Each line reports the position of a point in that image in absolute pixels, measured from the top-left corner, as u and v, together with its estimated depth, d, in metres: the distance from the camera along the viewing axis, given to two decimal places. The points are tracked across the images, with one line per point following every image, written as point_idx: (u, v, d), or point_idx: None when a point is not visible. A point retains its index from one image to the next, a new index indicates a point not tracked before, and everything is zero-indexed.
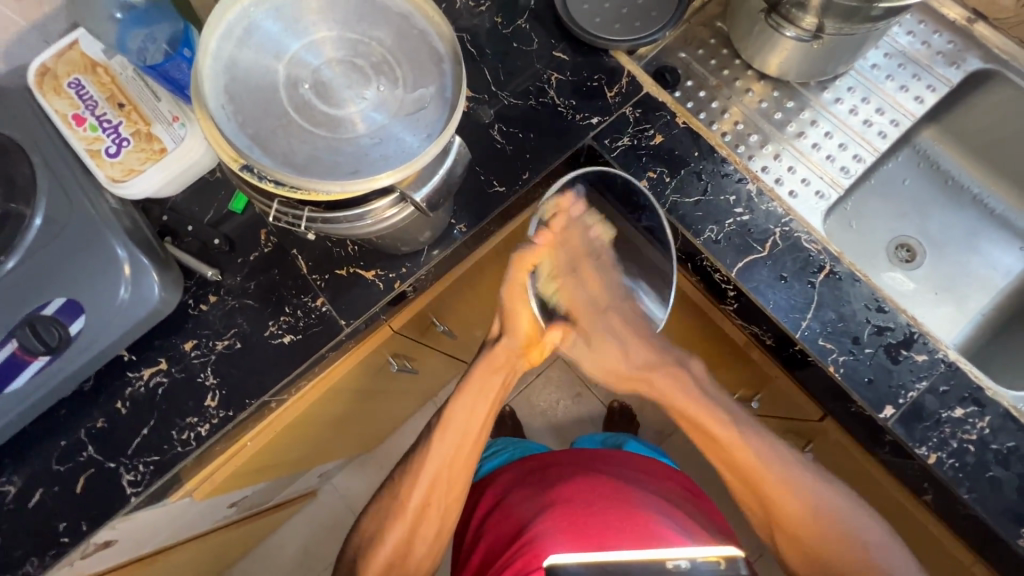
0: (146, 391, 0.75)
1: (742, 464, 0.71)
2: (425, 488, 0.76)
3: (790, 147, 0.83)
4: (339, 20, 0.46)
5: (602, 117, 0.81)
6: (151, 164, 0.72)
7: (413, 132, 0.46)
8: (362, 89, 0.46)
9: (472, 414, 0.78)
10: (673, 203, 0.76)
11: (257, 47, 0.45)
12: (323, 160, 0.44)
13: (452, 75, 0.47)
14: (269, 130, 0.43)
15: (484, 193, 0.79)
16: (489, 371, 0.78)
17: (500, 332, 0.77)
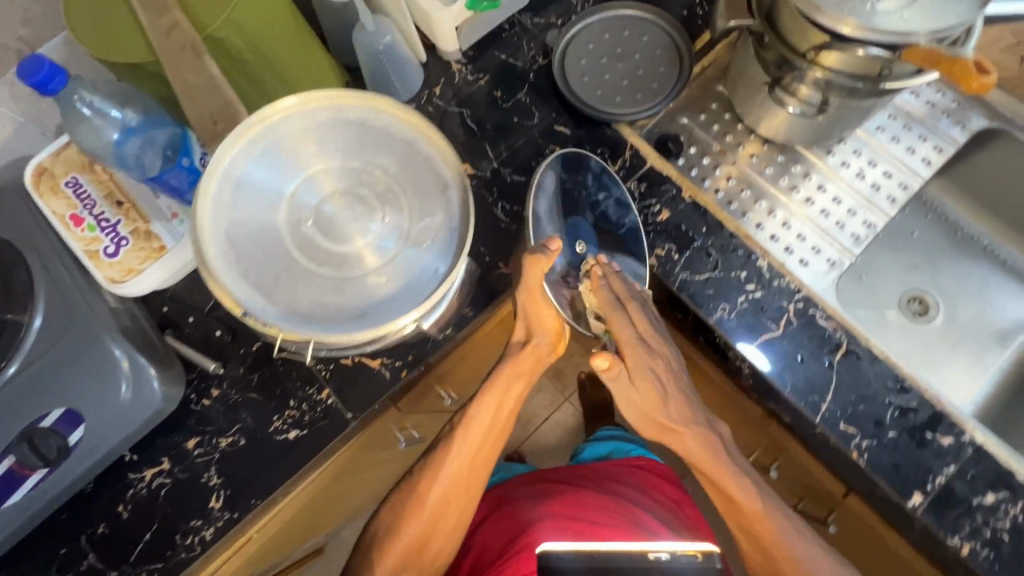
0: (147, 494, 0.73)
1: (733, 490, 0.69)
2: (447, 484, 0.74)
3: (799, 214, 0.81)
4: (341, 148, 0.50)
5: (607, 192, 0.80)
6: (152, 263, 0.71)
7: (419, 264, 0.49)
8: (367, 220, 0.48)
9: (496, 411, 0.76)
10: (682, 280, 0.75)
11: (254, 190, 0.49)
12: (328, 301, 0.48)
13: (455, 203, 0.51)
14: (271, 277, 0.48)
15: (490, 274, 0.78)
16: (514, 376, 0.74)
17: (528, 335, 0.74)
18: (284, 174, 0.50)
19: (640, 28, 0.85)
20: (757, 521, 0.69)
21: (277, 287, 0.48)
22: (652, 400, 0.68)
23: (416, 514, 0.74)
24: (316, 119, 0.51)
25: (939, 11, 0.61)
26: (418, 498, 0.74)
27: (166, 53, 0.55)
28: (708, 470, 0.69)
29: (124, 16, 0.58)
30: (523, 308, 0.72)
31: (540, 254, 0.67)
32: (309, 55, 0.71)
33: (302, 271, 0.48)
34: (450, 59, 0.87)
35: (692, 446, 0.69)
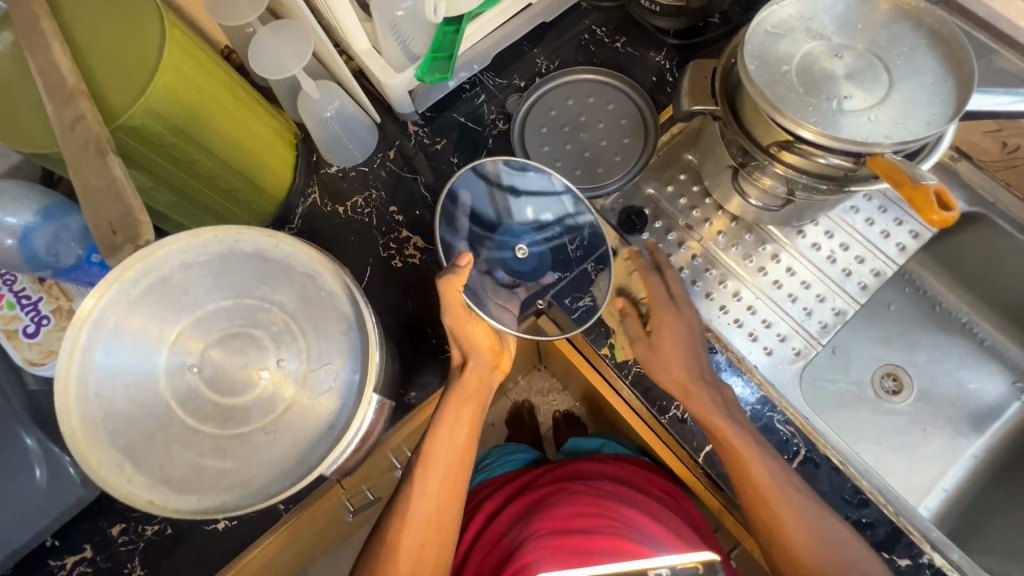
0: None
1: (752, 492, 0.64)
2: (422, 524, 0.66)
3: (765, 299, 0.77)
4: (234, 288, 0.46)
5: (562, 273, 0.75)
6: None
7: (317, 421, 0.45)
8: (258, 365, 0.45)
9: (455, 437, 0.69)
10: (635, 374, 0.73)
11: (136, 334, 0.44)
12: (210, 468, 0.43)
13: (360, 344, 0.45)
14: (145, 440, 0.43)
15: (436, 361, 0.75)
16: (463, 399, 0.70)
17: (465, 358, 0.71)
18: (163, 319, 0.45)
19: (605, 96, 0.82)
20: (772, 494, 0.64)
21: (147, 451, 0.43)
22: (681, 362, 0.68)
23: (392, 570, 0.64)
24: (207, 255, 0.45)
25: (908, 115, 0.57)
26: (390, 555, 0.65)
27: (69, 150, 0.50)
28: (727, 442, 0.66)
29: (39, 102, 0.55)
30: (453, 332, 0.69)
31: (453, 275, 0.65)
32: (253, 138, 0.69)
33: (180, 430, 0.44)
34: (406, 121, 0.83)
35: (715, 417, 0.66)
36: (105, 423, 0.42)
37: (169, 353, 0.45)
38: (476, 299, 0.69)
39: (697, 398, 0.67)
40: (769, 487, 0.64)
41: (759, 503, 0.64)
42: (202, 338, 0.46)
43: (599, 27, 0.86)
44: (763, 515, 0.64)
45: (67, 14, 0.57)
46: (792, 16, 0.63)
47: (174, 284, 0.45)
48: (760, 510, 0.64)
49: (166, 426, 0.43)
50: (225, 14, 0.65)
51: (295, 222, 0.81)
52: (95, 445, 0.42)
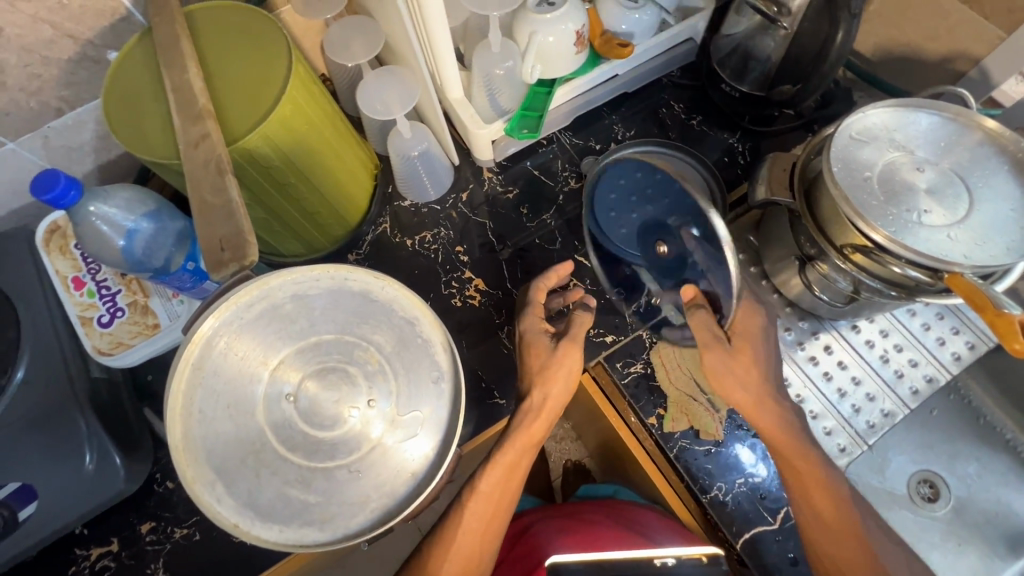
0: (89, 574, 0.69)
1: (830, 554, 0.62)
2: (460, 561, 0.64)
3: (814, 389, 0.77)
4: (338, 322, 0.47)
5: (616, 336, 0.77)
6: (142, 339, 0.69)
7: (394, 468, 0.45)
8: (350, 405, 0.46)
9: (509, 480, 0.66)
10: (681, 448, 0.71)
11: (243, 354, 0.45)
12: (291, 501, 0.44)
13: (448, 397, 0.47)
14: (236, 465, 0.44)
15: (484, 404, 0.76)
16: (525, 443, 0.66)
17: (542, 401, 0.66)
18: (269, 346, 0.46)
19: (677, 169, 0.84)
20: (855, 552, 0.61)
21: (239, 473, 0.44)
22: (744, 388, 0.63)
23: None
24: (315, 289, 0.47)
25: (987, 238, 0.59)
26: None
27: (193, 167, 0.54)
28: (804, 491, 0.63)
29: (166, 115, 0.58)
30: (546, 370, 0.66)
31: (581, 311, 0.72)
32: (338, 164, 0.72)
33: (271, 457, 0.44)
34: (483, 166, 0.86)
35: (804, 466, 0.62)
36: (204, 439, 0.44)
37: (270, 380, 0.46)
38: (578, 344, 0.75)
39: (778, 439, 0.63)
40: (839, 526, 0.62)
41: (840, 565, 0.61)
42: (301, 368, 0.46)
43: (677, 102, 0.90)
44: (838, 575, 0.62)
45: (203, 39, 0.62)
46: (878, 124, 0.65)
47: (285, 311, 0.47)
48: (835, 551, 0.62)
49: (259, 451, 0.44)
50: (339, 52, 0.69)
51: (362, 247, 0.83)
52: (194, 461, 0.43)
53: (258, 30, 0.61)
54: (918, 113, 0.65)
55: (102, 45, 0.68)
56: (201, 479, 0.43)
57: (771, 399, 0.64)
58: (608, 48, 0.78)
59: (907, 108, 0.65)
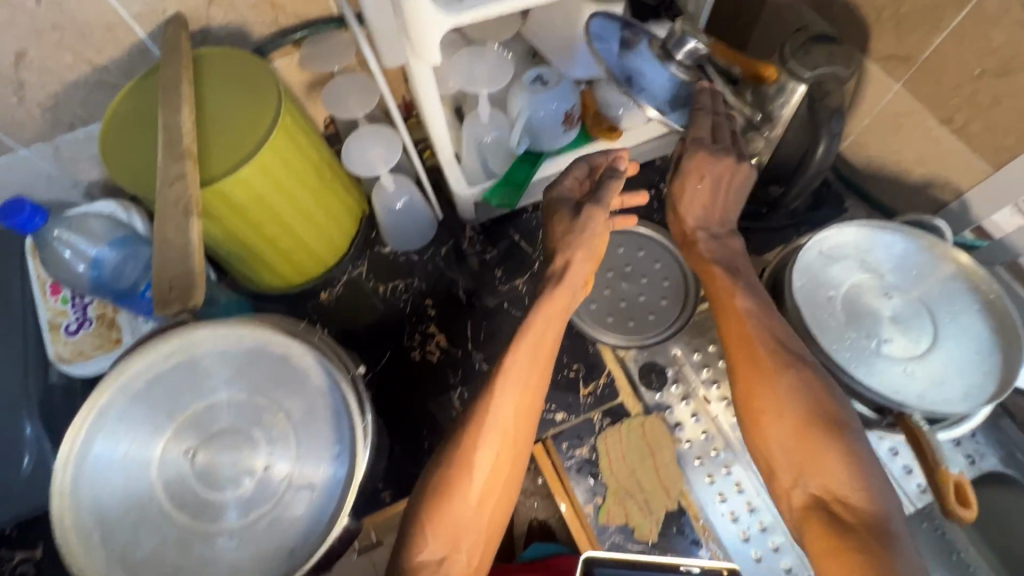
0: None
1: (761, 401, 0.57)
2: (490, 463, 0.58)
3: (765, 499, 0.71)
4: (248, 387, 0.51)
5: (567, 415, 0.75)
6: (102, 352, 0.71)
7: (273, 542, 0.47)
8: (247, 463, 0.49)
9: (536, 360, 0.62)
10: (613, 543, 0.69)
11: (155, 406, 0.50)
12: (166, 555, 0.47)
13: (338, 475, 0.47)
14: (118, 517, 0.47)
15: (422, 463, 0.75)
16: (535, 342, 0.62)
17: (563, 268, 0.65)
18: (179, 403, 0.50)
19: (655, 253, 0.83)
20: (784, 389, 0.56)
21: (119, 526, 0.47)
22: (702, 203, 0.72)
23: (458, 490, 0.57)
24: (239, 349, 0.51)
25: (947, 379, 0.56)
26: (462, 470, 0.58)
27: (162, 205, 0.56)
28: (728, 322, 0.61)
29: (151, 149, 0.62)
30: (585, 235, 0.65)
31: (612, 180, 0.67)
32: (322, 205, 0.75)
33: (155, 512, 0.48)
34: (465, 223, 0.87)
35: (721, 283, 0.63)
36: (102, 489, 0.48)
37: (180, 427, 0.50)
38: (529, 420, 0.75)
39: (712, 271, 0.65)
40: (800, 390, 0.56)
41: (774, 407, 0.56)
42: (202, 431, 0.50)
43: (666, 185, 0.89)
44: (767, 431, 0.56)
45: (205, 84, 0.66)
46: (849, 243, 0.65)
47: (200, 368, 0.51)
48: (751, 400, 0.58)
49: (144, 505, 0.48)
50: (336, 107, 0.73)
51: (336, 287, 0.85)
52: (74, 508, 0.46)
53: (256, 83, 0.65)
54: (892, 236, 0.64)
55: (116, 72, 0.72)
56: (81, 525, 0.46)
57: (707, 239, 0.72)
58: (597, 129, 0.79)
59: (883, 231, 0.64)
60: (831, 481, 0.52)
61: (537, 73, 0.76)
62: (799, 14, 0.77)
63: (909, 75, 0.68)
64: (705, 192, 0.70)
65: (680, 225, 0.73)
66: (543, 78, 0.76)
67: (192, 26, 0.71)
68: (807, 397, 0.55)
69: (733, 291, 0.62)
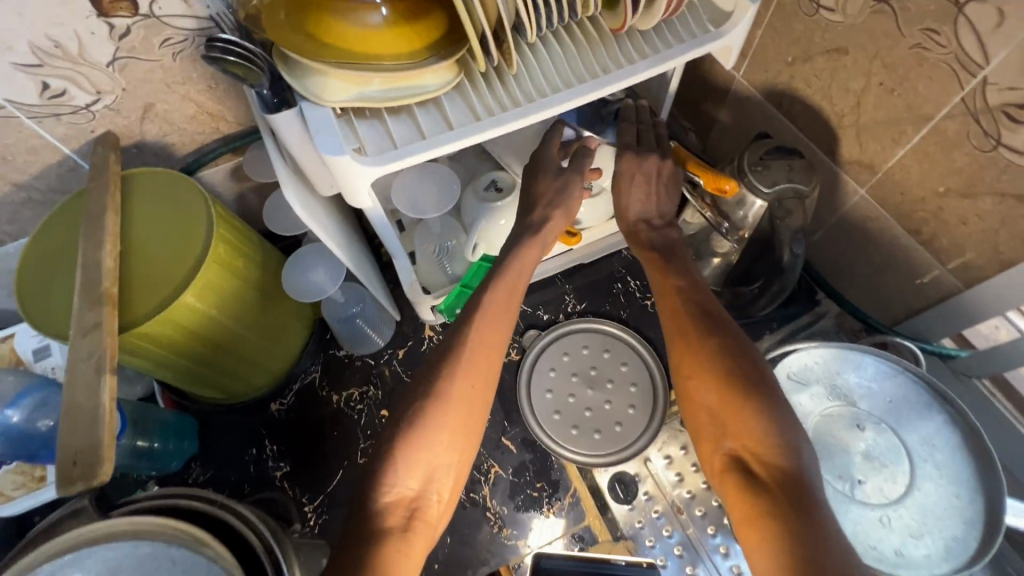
0: None
1: (704, 369, 0.53)
2: (463, 390, 0.54)
3: None
4: None
5: (531, 541, 0.71)
6: (24, 492, 0.65)
7: None
8: None
9: (507, 318, 0.59)
10: None
11: None
12: None
13: None
14: None
15: None
16: (508, 291, 0.60)
17: (546, 220, 0.62)
18: None
19: (621, 353, 0.80)
20: (720, 352, 0.54)
21: None
22: (647, 198, 0.65)
23: (437, 408, 0.53)
24: (131, 560, 0.43)
25: (924, 526, 0.53)
26: (425, 431, 0.52)
27: (74, 359, 0.52)
28: (667, 297, 0.59)
29: (71, 287, 0.58)
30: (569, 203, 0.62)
31: (585, 159, 0.64)
32: (266, 316, 0.71)
33: None
34: (424, 324, 0.83)
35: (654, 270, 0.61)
36: None
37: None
38: (490, 548, 0.71)
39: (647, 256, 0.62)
40: (728, 355, 0.53)
41: (725, 368, 0.53)
42: None
43: (633, 278, 0.86)
44: (696, 396, 0.54)
45: (133, 211, 0.62)
46: (817, 364, 0.61)
47: None
48: (686, 367, 0.55)
49: None
50: (279, 222, 0.68)
51: (287, 397, 0.80)
52: None
53: (187, 207, 0.61)
54: (863, 357, 0.61)
55: (45, 189, 0.69)
56: None
57: (648, 231, 0.64)
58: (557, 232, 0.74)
59: (852, 351, 0.61)
60: (748, 438, 0.49)
61: (491, 179, 0.72)
62: (761, 109, 0.74)
63: (872, 181, 0.66)
64: (650, 189, 0.64)
65: (622, 220, 0.65)
66: (497, 184, 0.72)
67: (124, 141, 0.68)
68: (733, 359, 0.53)
69: (665, 270, 0.61)
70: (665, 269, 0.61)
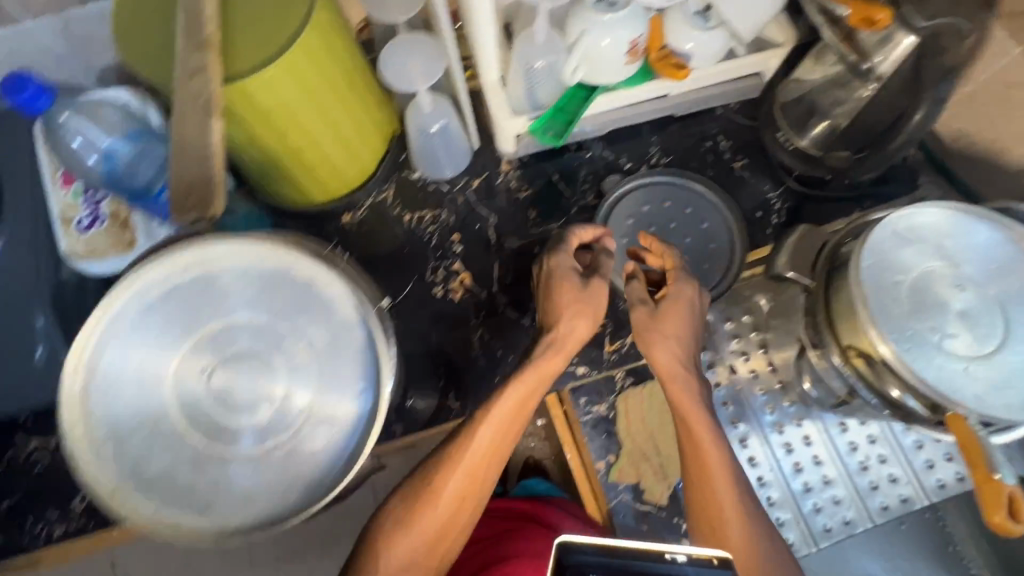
0: (22, 464, 0.71)
1: (713, 511, 0.58)
2: (448, 521, 0.57)
3: (777, 472, 0.74)
4: (270, 309, 0.48)
5: (589, 370, 0.73)
6: (115, 252, 0.68)
7: (303, 462, 0.46)
8: (268, 386, 0.46)
9: (515, 414, 0.59)
10: (620, 501, 0.69)
11: (169, 316, 0.47)
12: (179, 482, 0.46)
13: (368, 409, 0.47)
14: (128, 431, 0.46)
15: (434, 402, 0.73)
16: (517, 408, 0.59)
17: (568, 331, 0.62)
18: (193, 317, 0.47)
19: (702, 211, 0.78)
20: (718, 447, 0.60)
21: (131, 440, 0.46)
22: (671, 338, 0.63)
23: (429, 509, 0.57)
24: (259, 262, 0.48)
25: (1010, 381, 0.53)
26: (420, 516, 0.57)
27: (182, 100, 0.51)
28: (685, 416, 0.61)
29: (172, 33, 0.55)
30: (584, 295, 0.63)
31: (606, 258, 0.66)
32: (351, 114, 0.68)
33: (165, 430, 0.46)
34: (503, 157, 0.81)
35: (665, 361, 0.63)
36: (111, 402, 0.46)
37: (199, 343, 0.47)
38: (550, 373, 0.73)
39: (670, 382, 0.62)
40: (720, 462, 0.59)
41: (709, 494, 0.58)
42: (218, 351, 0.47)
43: (725, 138, 0.81)
44: (710, 502, 0.58)
45: None
46: (928, 224, 0.59)
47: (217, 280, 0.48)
48: (697, 487, 0.59)
49: (156, 421, 0.46)
50: (380, 7, 0.64)
51: (359, 210, 0.80)
52: (84, 420, 0.45)
53: None
54: (978, 223, 0.58)
55: None
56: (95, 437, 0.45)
57: (682, 367, 0.63)
58: (661, 65, 0.71)
59: (970, 216, 0.58)
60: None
61: None
62: None
63: None
64: (678, 349, 0.63)
65: (653, 352, 0.63)
66: None
67: None
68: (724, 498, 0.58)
69: (681, 390, 0.62)
70: (680, 391, 0.62)
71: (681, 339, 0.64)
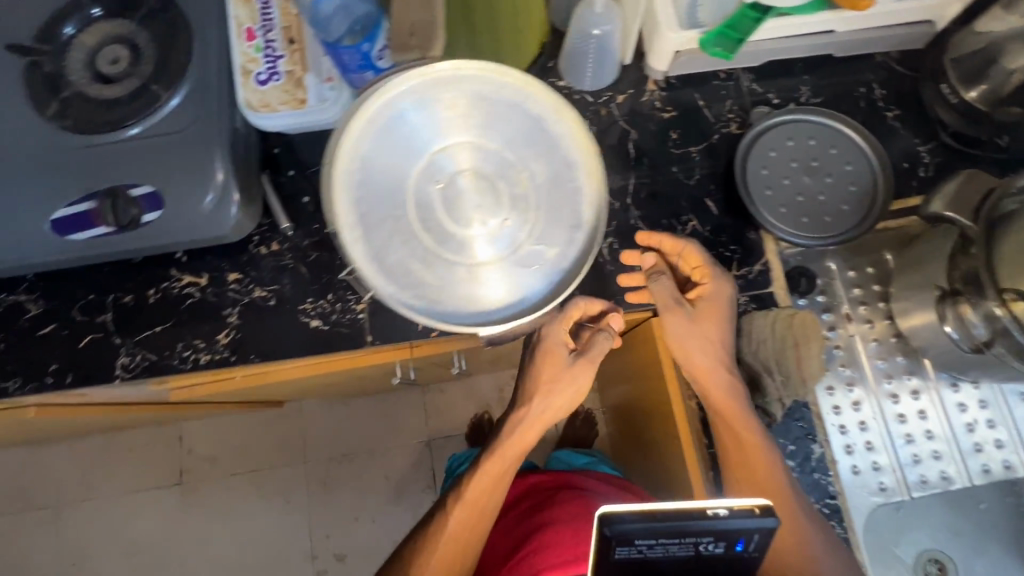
0: (176, 295, 0.78)
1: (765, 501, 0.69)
2: (463, 522, 0.75)
3: (880, 422, 0.75)
4: (506, 138, 0.57)
5: None
6: (288, 108, 0.72)
7: (514, 277, 0.56)
8: (491, 210, 0.56)
9: (507, 458, 0.75)
10: None
11: (415, 129, 0.56)
12: (412, 270, 0.55)
13: (574, 245, 0.56)
14: (379, 219, 0.55)
15: None
16: (505, 455, 0.75)
17: (543, 408, 0.73)
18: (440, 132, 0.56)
19: (848, 153, 0.76)
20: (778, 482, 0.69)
21: (377, 228, 0.55)
22: (696, 346, 0.71)
23: (452, 515, 0.75)
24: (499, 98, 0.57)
25: None
26: (442, 536, 0.74)
27: None
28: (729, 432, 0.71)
29: None
30: (588, 351, 0.71)
31: (602, 338, 0.70)
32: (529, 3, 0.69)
33: (406, 224, 0.55)
34: (650, 76, 0.81)
35: (713, 391, 0.72)
36: (365, 191, 0.55)
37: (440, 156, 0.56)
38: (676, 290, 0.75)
39: (707, 388, 0.72)
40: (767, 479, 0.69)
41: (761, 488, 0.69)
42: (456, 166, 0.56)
43: (879, 86, 0.80)
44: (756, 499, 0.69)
45: None
46: None
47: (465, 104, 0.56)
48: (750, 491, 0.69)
49: (400, 214, 0.55)
50: None
51: None
52: (344, 200, 0.54)
53: None
54: None
55: None
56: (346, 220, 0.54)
57: (722, 375, 0.72)
58: None
59: None
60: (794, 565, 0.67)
61: None
62: None
63: None
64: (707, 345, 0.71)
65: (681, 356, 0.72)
66: None
67: None
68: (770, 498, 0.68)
69: (727, 413, 0.71)
70: (728, 414, 0.71)
71: (715, 340, 0.71)
